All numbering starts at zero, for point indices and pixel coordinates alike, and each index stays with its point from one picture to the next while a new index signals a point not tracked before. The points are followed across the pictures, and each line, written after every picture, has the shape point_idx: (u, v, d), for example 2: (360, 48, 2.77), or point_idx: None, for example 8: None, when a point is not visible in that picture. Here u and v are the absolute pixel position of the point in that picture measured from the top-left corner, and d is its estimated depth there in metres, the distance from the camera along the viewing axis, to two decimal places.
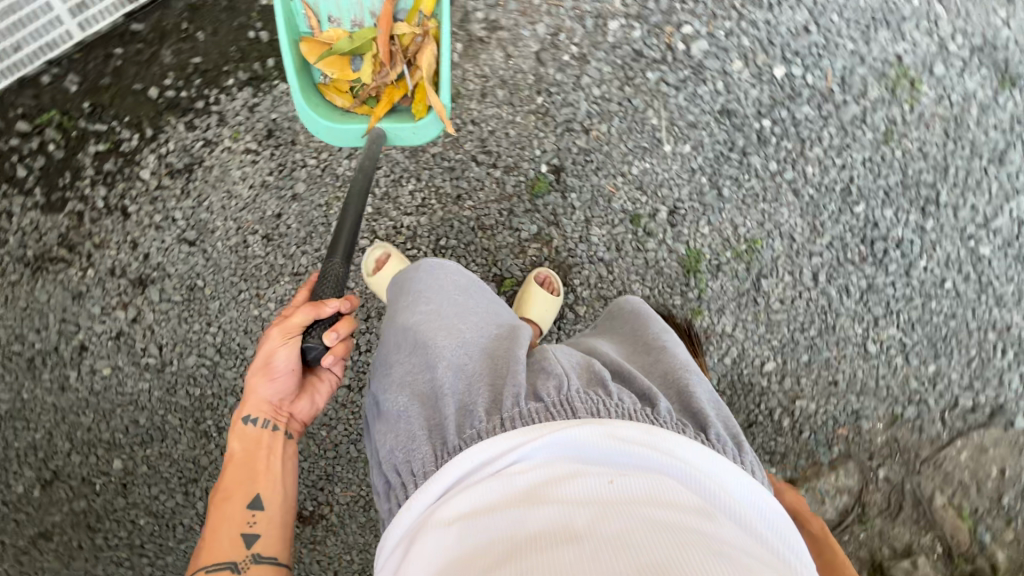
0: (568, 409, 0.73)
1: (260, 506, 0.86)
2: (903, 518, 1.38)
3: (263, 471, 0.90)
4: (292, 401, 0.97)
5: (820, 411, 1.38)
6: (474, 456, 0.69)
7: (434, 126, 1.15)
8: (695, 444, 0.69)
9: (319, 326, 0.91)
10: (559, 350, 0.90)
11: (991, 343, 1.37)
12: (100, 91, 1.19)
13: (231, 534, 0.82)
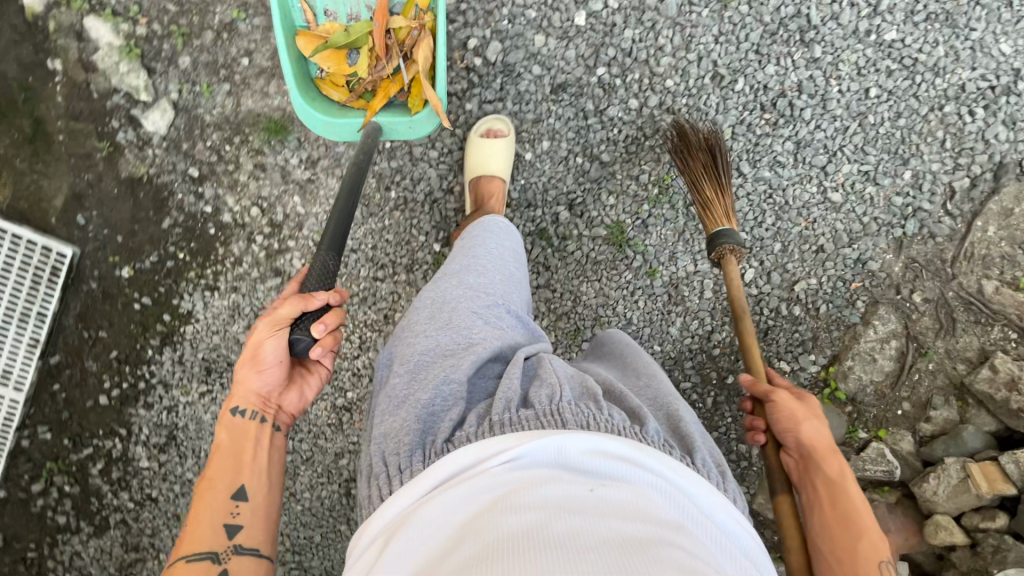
0: (558, 418, 0.70)
1: (244, 497, 0.87)
2: (962, 326, 1.30)
3: (251, 466, 0.90)
4: (280, 395, 0.94)
5: (823, 282, 1.32)
6: (459, 459, 0.66)
7: (430, 121, 1.15)
8: (679, 467, 0.67)
9: (305, 323, 0.87)
10: (562, 362, 0.87)
11: (953, 114, 1.24)
12: (67, 424, 1.30)
13: (216, 523, 0.84)
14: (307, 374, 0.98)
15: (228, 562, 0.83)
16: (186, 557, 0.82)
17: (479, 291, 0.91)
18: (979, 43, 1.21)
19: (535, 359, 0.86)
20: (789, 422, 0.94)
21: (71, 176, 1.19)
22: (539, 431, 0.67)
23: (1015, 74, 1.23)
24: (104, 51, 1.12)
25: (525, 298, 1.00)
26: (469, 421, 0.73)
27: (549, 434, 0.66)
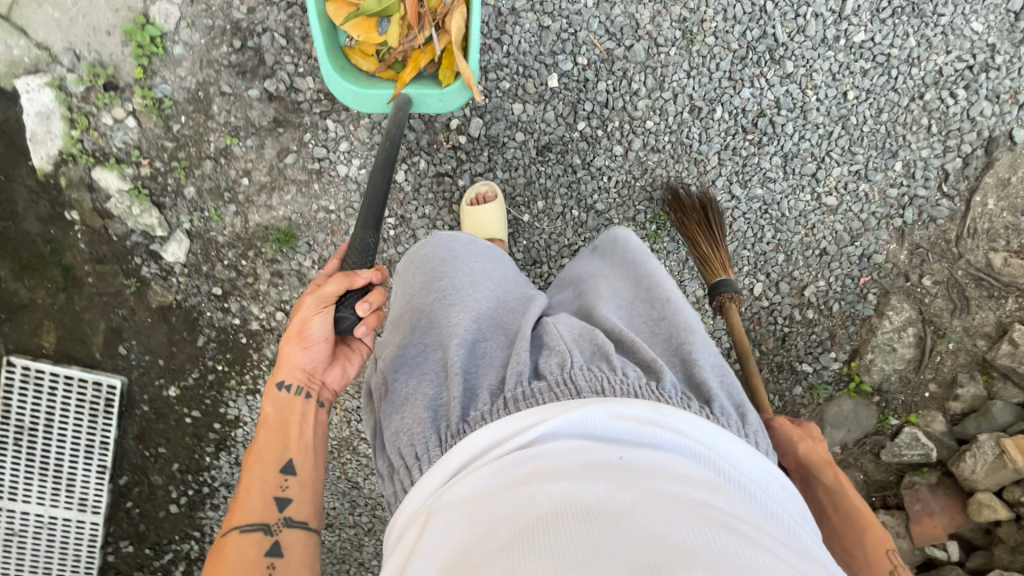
0: (572, 386, 0.69)
1: (292, 471, 0.83)
2: (977, 301, 1.32)
3: (298, 435, 0.86)
4: (324, 373, 0.90)
5: (831, 282, 1.34)
6: (477, 440, 0.65)
7: (461, 95, 1.10)
8: (697, 419, 0.66)
9: (352, 297, 0.86)
10: (564, 319, 0.84)
11: (934, 100, 1.25)
12: (144, 536, 1.39)
13: (266, 496, 0.81)
14: (350, 351, 0.93)
15: (279, 534, 0.80)
16: (238, 529, 0.79)
17: (442, 294, 0.90)
18: (949, 27, 1.21)
19: (540, 327, 0.84)
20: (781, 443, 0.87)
21: (106, 313, 1.27)
22: (553, 402, 0.66)
23: (991, 49, 1.23)
24: (114, 197, 1.19)
25: (499, 275, 0.97)
26: (482, 393, 0.72)
27: (564, 403, 0.65)
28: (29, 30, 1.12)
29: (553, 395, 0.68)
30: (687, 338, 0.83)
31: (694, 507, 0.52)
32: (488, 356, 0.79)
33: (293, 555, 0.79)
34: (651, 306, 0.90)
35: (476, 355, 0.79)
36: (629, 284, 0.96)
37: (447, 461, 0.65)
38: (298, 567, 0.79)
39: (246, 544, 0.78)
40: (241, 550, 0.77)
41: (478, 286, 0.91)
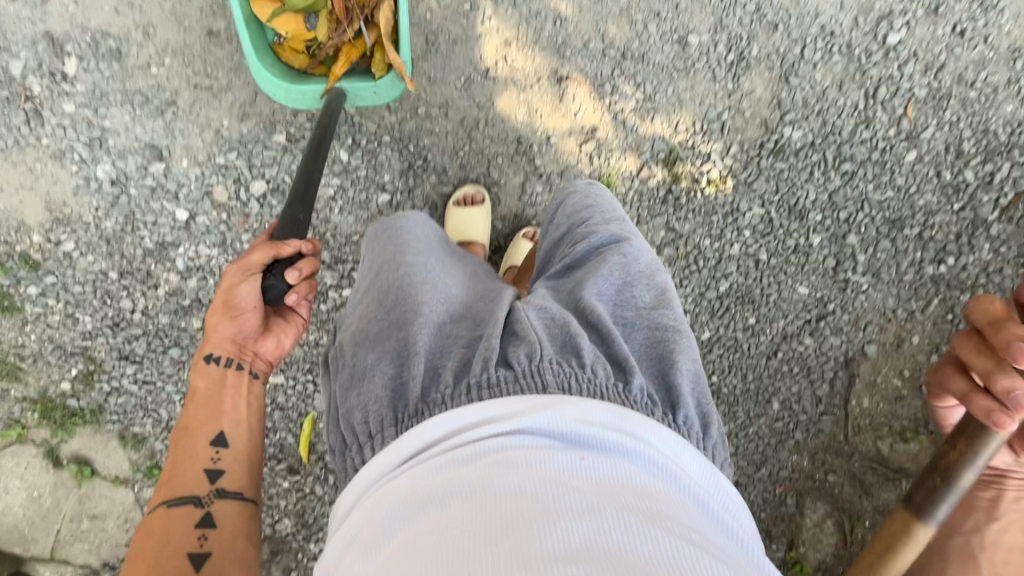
0: (538, 378, 0.69)
1: (223, 444, 0.85)
2: (878, 486, 1.48)
3: (229, 413, 0.89)
4: (257, 342, 0.94)
5: (753, 499, 1.52)
6: (443, 428, 0.65)
7: (396, 86, 1.11)
8: (658, 427, 0.67)
9: (278, 268, 0.89)
10: (539, 308, 0.82)
11: (788, 352, 1.43)
12: None
13: (196, 470, 0.82)
14: (288, 321, 0.99)
15: (211, 504, 0.80)
16: (169, 502, 0.79)
17: (420, 278, 0.87)
18: (779, 299, 1.39)
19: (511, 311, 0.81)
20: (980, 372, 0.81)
21: None
22: (523, 396, 0.66)
23: (822, 300, 1.40)
24: None
25: (468, 273, 0.97)
26: (447, 378, 0.71)
27: (536, 400, 0.66)
28: (71, 559, 1.39)
29: (520, 390, 0.67)
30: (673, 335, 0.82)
31: (651, 516, 0.53)
32: (451, 342, 0.77)
33: (226, 527, 0.80)
34: (641, 290, 0.89)
35: (444, 335, 0.78)
36: (629, 261, 0.92)
37: (412, 440, 0.65)
38: (234, 536, 0.79)
39: (174, 516, 0.78)
40: (172, 519, 0.78)
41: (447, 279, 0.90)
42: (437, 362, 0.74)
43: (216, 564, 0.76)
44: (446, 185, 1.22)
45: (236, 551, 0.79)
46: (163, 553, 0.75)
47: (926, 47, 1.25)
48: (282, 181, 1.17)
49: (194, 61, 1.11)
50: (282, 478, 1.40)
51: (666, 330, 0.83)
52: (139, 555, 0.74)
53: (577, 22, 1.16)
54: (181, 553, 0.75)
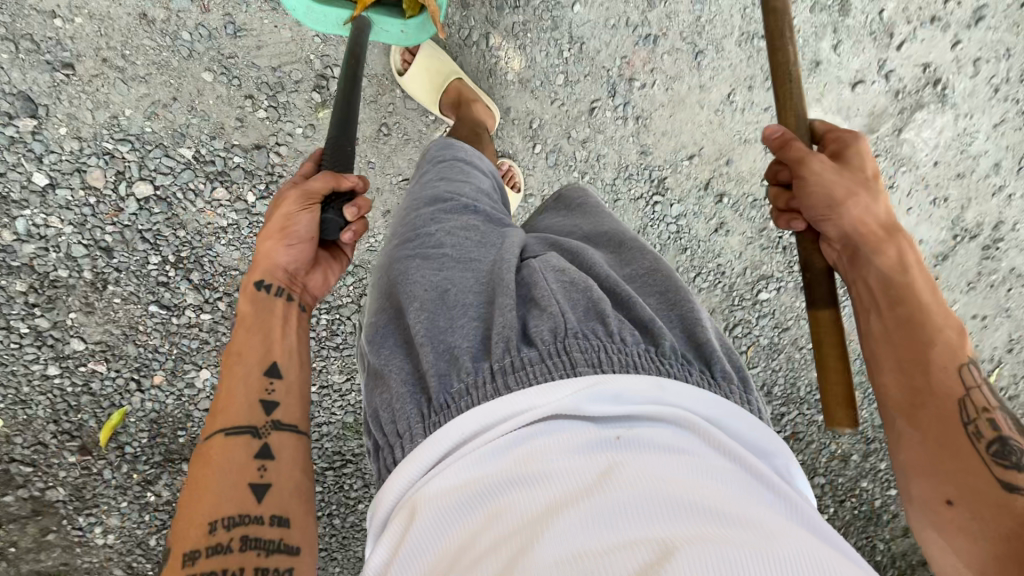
0: (566, 358, 0.58)
1: (276, 373, 0.71)
2: None
3: (282, 342, 0.74)
4: (307, 274, 0.79)
5: None
6: (472, 424, 0.56)
7: (426, 31, 1.00)
8: (690, 387, 0.59)
9: (335, 203, 0.77)
10: (551, 266, 0.71)
11: None
12: None
13: (250, 401, 0.68)
14: (338, 256, 0.83)
15: (268, 438, 0.67)
16: (224, 433, 0.65)
17: (437, 241, 0.76)
18: None
19: (526, 276, 0.70)
20: (824, 206, 0.72)
21: None
22: (549, 382, 0.56)
23: None
24: None
25: (483, 219, 0.81)
26: (466, 363, 0.61)
27: (572, 382, 0.56)
28: None
29: (547, 373, 0.57)
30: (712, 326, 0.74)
31: (710, 502, 0.47)
32: (464, 312, 0.67)
33: (286, 461, 0.66)
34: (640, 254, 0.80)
35: (449, 304, 0.68)
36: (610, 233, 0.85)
37: (444, 439, 0.56)
38: (292, 471, 0.66)
39: (230, 451, 0.65)
40: (227, 453, 0.64)
41: (451, 235, 0.77)
42: (454, 345, 0.63)
43: (278, 495, 0.63)
44: (362, 259, 1.27)
45: (303, 492, 0.65)
46: (220, 493, 0.61)
47: (784, 311, 1.41)
48: (173, 194, 1.09)
49: (111, 35, 0.98)
50: (68, 454, 1.29)
51: (677, 290, 0.74)
52: (194, 497, 0.61)
53: (525, 175, 1.20)
54: (241, 484, 0.62)
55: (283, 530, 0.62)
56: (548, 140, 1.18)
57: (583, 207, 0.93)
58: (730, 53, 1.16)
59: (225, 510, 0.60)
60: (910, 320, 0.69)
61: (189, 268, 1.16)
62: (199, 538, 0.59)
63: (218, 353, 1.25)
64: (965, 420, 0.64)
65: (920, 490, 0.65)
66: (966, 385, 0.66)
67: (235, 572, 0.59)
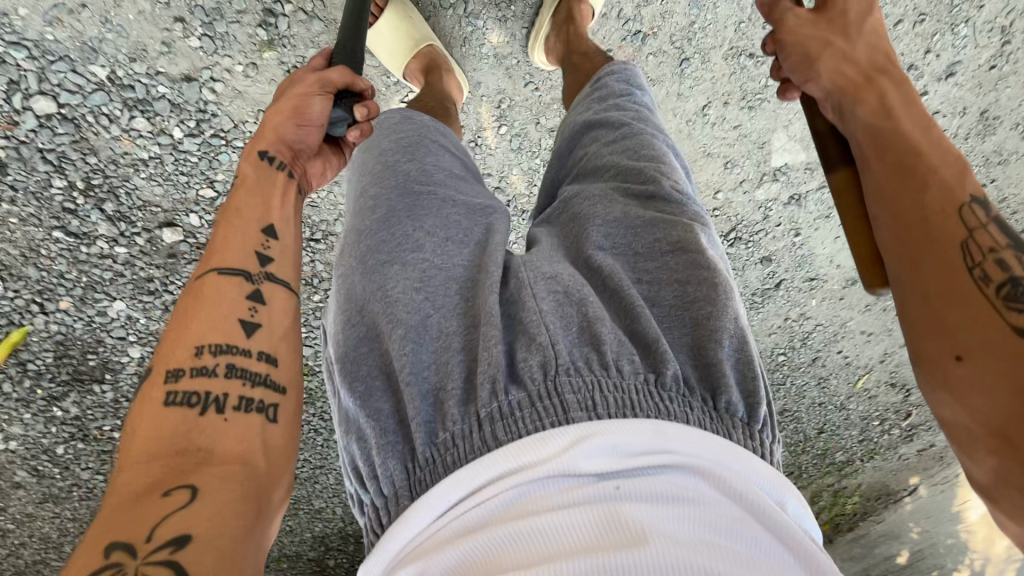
0: (557, 402, 0.51)
1: (274, 232, 0.65)
2: None
3: (280, 201, 0.68)
4: (309, 159, 0.72)
5: None
6: (464, 484, 0.49)
7: None
8: (692, 428, 0.51)
9: (347, 100, 0.70)
10: (543, 274, 0.62)
11: None
12: None
13: (245, 248, 0.62)
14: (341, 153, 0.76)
15: (260, 288, 0.61)
16: (217, 271, 0.60)
17: (415, 244, 0.63)
18: None
19: (514, 289, 0.62)
20: (799, 61, 0.68)
21: None
22: (538, 434, 0.50)
23: None
24: None
25: (463, 210, 0.69)
26: (451, 410, 0.53)
27: (564, 434, 0.49)
28: None
29: (535, 422, 0.50)
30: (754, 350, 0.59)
31: None
32: (446, 342, 0.58)
33: (276, 314, 0.61)
34: (672, 205, 0.69)
35: (427, 327, 0.58)
36: (638, 174, 0.71)
37: (433, 503, 0.49)
38: (284, 325, 0.61)
39: (221, 290, 0.60)
40: (218, 291, 0.59)
41: (430, 235, 0.65)
42: (437, 384, 0.55)
43: (267, 339, 0.59)
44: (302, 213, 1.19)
45: (293, 343, 0.61)
46: (208, 325, 0.57)
47: None
48: (81, 117, 0.96)
49: None
50: None
51: (703, 284, 0.61)
52: (183, 325, 0.57)
53: (486, 155, 1.13)
54: (229, 319, 0.58)
55: (271, 369, 0.58)
56: (515, 122, 1.12)
57: (620, 123, 0.77)
58: (715, 66, 1.14)
59: (213, 339, 0.56)
60: (900, 164, 0.58)
61: (101, 197, 1.04)
62: (183, 360, 0.55)
63: (134, 286, 1.16)
64: (969, 264, 0.53)
65: (926, 350, 0.54)
66: (968, 226, 0.54)
67: (218, 398, 0.54)
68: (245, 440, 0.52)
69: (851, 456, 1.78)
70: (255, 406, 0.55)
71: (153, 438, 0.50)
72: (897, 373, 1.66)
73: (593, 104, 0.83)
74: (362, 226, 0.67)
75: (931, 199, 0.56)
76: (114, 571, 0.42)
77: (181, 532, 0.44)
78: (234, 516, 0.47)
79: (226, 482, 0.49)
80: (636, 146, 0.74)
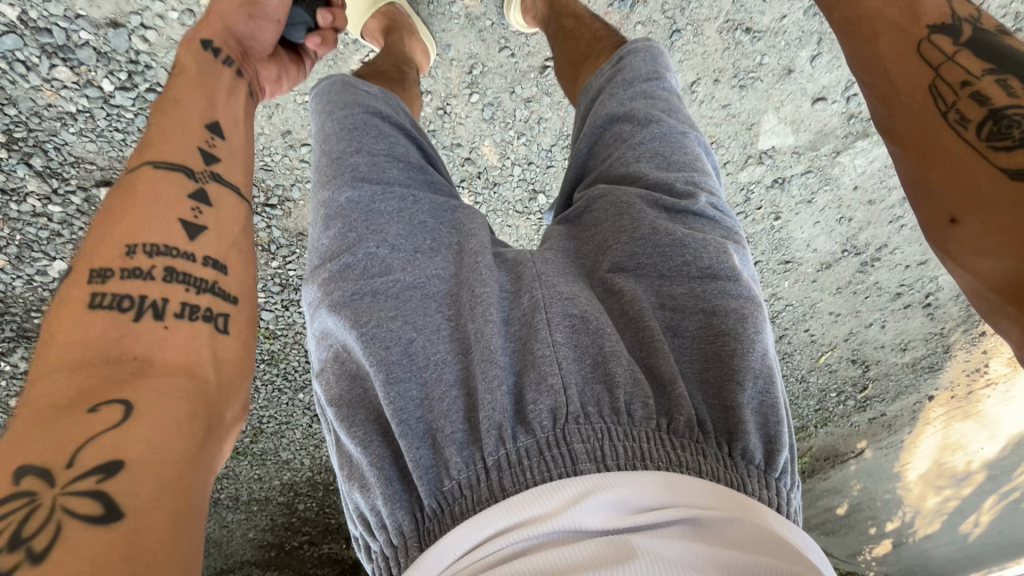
0: (566, 451, 0.43)
1: (220, 131, 0.57)
2: None
3: (227, 102, 0.60)
4: (259, 57, 0.67)
5: None
6: (452, 546, 0.41)
7: None
8: (709, 482, 0.43)
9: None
10: (560, 293, 0.54)
11: None
12: None
13: (185, 143, 0.54)
14: (292, 61, 0.72)
15: (205, 187, 0.52)
16: (152, 167, 0.51)
17: (382, 266, 0.54)
18: None
19: (524, 308, 0.53)
20: None
21: None
22: (545, 485, 0.41)
23: None
24: None
25: (428, 208, 0.60)
26: (452, 456, 0.45)
27: (568, 487, 0.41)
28: None
29: (543, 473, 0.42)
30: (778, 392, 0.51)
31: None
32: (438, 373, 0.50)
33: (225, 212, 0.52)
34: (704, 223, 0.62)
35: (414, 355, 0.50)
36: (668, 185, 0.64)
37: (415, 571, 0.41)
38: (237, 225, 0.52)
39: (158, 186, 0.50)
40: (154, 186, 0.50)
41: (394, 252, 0.55)
42: (433, 424, 0.47)
43: (215, 239, 0.50)
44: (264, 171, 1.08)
45: (245, 249, 0.51)
46: (141, 219, 0.48)
47: None
48: None
49: None
50: None
51: (731, 314, 0.53)
52: (111, 218, 0.47)
53: (455, 124, 1.04)
54: (170, 219, 0.48)
55: (220, 277, 0.48)
56: (487, 91, 1.03)
57: (645, 118, 0.68)
58: (706, 39, 1.10)
59: (148, 236, 0.46)
60: (857, 23, 0.50)
61: (27, 151, 0.93)
62: (111, 258, 0.45)
63: (75, 247, 1.04)
64: (945, 108, 0.44)
65: (924, 216, 0.44)
66: (935, 63, 0.46)
67: (155, 303, 0.44)
68: (191, 353, 0.42)
69: (806, 422, 1.79)
70: (201, 315, 0.45)
71: (74, 345, 0.40)
72: (858, 351, 1.65)
73: (615, 91, 0.72)
74: (326, 246, 0.57)
75: (902, 47, 0.47)
76: (25, 504, 0.32)
77: (110, 459, 0.34)
78: (178, 443, 0.37)
79: (168, 399, 0.38)
80: (666, 151, 0.67)
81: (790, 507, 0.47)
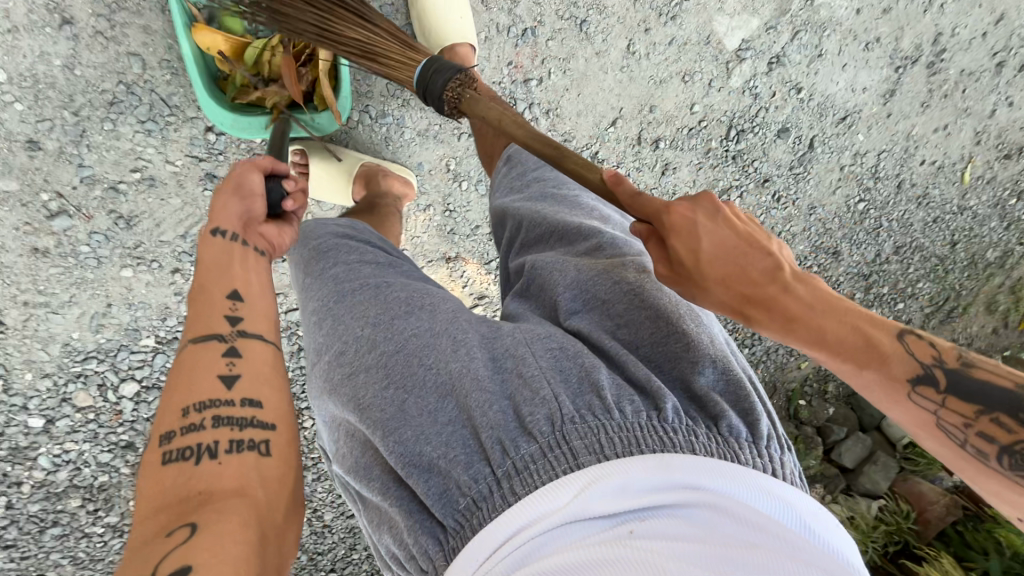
0: (567, 450, 0.48)
1: (240, 296, 0.62)
2: None
3: (244, 272, 0.64)
4: (263, 227, 0.69)
5: None
6: (474, 556, 0.45)
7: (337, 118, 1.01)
8: (701, 457, 0.48)
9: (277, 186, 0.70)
10: (544, 332, 0.60)
11: None
12: None
13: (215, 314, 0.59)
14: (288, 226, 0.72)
15: (234, 344, 0.58)
16: (192, 340, 0.57)
17: (369, 342, 0.59)
18: None
19: (500, 349, 0.58)
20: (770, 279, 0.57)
21: None
22: (552, 483, 0.46)
23: None
24: None
25: (400, 285, 0.66)
26: (459, 476, 0.49)
27: (572, 481, 0.46)
28: None
29: (550, 472, 0.47)
30: (736, 370, 0.58)
31: None
32: (432, 416, 0.54)
33: (256, 363, 0.57)
34: (620, 252, 0.70)
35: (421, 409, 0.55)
36: (578, 237, 0.73)
37: None
38: (271, 374, 0.58)
39: (194, 353, 0.56)
40: (195, 360, 0.56)
41: (373, 327, 0.60)
42: (432, 456, 0.51)
43: (252, 388, 0.55)
44: None
45: (279, 391, 0.57)
46: (187, 386, 0.54)
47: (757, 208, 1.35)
48: (159, 379, 1.12)
49: (20, 281, 1.01)
50: None
51: (673, 319, 0.61)
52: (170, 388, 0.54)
53: (464, 213, 1.16)
54: (210, 376, 0.54)
55: (258, 412, 0.54)
56: (472, 172, 1.14)
57: (540, 196, 0.80)
58: (613, 9, 1.15)
59: (198, 397, 0.53)
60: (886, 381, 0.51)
61: None
62: (172, 421, 0.51)
63: None
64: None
65: None
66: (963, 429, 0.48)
67: (209, 447, 0.50)
68: (242, 479, 0.49)
69: (1007, 246, 1.48)
70: (247, 446, 0.51)
71: (154, 496, 0.47)
72: (1005, 143, 1.36)
73: (512, 185, 0.85)
74: (319, 343, 0.64)
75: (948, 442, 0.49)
76: None
77: (181, 565, 0.41)
78: (233, 549, 0.43)
79: (231, 519, 0.45)
80: (564, 208, 0.77)
81: (787, 470, 0.51)
